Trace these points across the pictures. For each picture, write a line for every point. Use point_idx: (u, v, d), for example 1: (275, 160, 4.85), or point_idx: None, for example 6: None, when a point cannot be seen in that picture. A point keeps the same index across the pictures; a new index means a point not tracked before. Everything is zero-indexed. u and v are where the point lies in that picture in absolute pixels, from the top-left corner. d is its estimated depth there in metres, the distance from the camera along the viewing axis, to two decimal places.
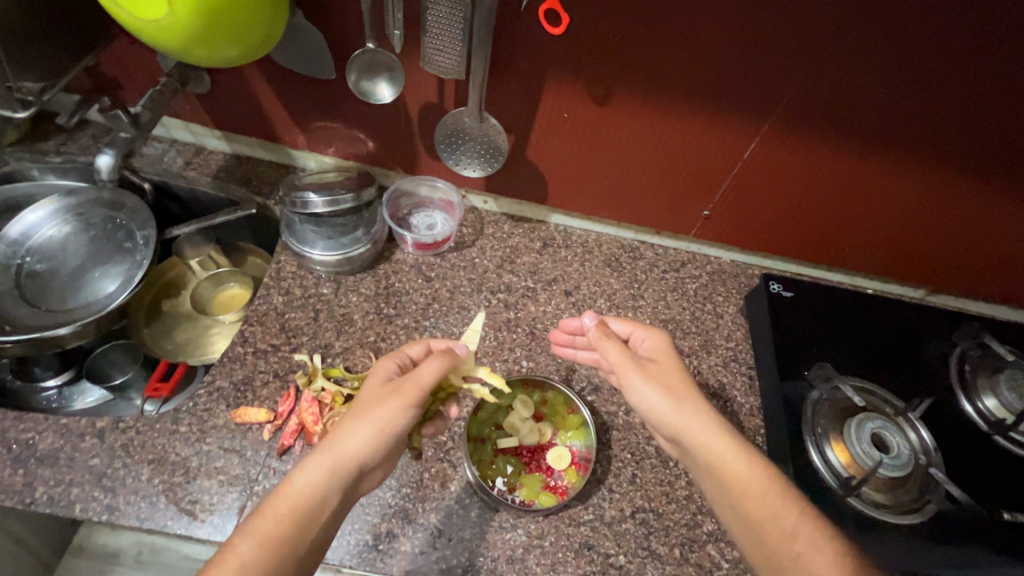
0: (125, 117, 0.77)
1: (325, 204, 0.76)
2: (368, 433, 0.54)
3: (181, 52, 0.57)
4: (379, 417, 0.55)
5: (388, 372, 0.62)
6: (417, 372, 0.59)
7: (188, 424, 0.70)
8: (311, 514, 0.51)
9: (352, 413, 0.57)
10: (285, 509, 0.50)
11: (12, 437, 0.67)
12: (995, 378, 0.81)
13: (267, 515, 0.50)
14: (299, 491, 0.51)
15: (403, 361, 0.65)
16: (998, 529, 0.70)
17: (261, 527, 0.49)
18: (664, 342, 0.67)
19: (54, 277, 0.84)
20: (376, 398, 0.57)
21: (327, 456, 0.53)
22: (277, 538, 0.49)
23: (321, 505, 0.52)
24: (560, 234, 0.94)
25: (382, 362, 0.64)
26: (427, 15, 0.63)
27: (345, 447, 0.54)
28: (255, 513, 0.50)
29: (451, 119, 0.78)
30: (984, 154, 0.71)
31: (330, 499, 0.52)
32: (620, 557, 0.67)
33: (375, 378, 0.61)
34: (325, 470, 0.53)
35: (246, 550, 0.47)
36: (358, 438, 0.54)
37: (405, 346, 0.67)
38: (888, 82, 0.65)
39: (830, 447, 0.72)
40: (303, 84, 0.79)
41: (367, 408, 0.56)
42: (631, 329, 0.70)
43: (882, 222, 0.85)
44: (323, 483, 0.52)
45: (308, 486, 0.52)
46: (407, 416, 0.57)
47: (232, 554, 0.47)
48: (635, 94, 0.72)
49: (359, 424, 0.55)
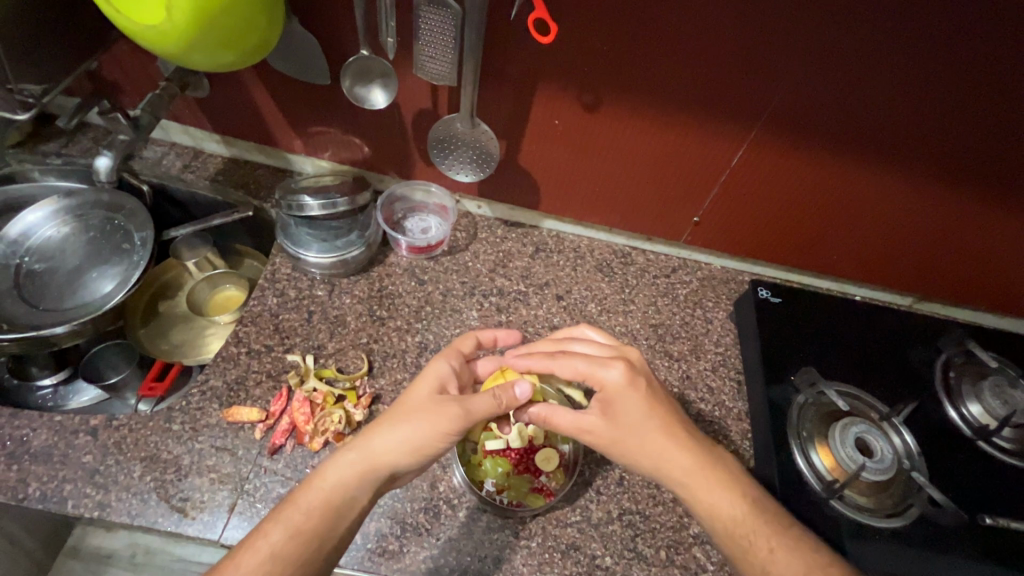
0: (124, 120, 0.78)
1: (320, 207, 0.77)
2: (403, 441, 0.56)
3: (177, 58, 0.58)
4: (417, 436, 0.57)
5: (442, 377, 0.63)
6: (469, 403, 0.59)
7: (181, 422, 0.70)
8: (342, 509, 0.54)
9: (390, 413, 0.59)
10: (318, 503, 0.53)
11: (7, 433, 0.68)
12: (980, 385, 0.81)
13: (299, 508, 0.53)
14: (333, 488, 0.54)
15: (456, 363, 0.66)
16: (979, 532, 0.71)
17: (291, 517, 0.52)
18: (625, 381, 0.61)
19: (52, 277, 0.86)
20: (422, 408, 0.58)
21: (361, 456, 0.56)
22: (308, 528, 0.52)
23: (352, 502, 0.54)
24: (552, 239, 0.96)
25: (434, 365, 0.64)
26: (419, 23, 0.65)
27: (378, 454, 0.56)
28: (287, 502, 0.54)
29: (443, 125, 0.79)
30: (968, 160, 0.72)
31: (360, 497, 0.55)
32: (606, 559, 0.68)
33: (427, 384, 0.62)
34: (356, 471, 0.55)
35: (276, 539, 0.51)
36: (393, 442, 0.56)
37: (456, 341, 0.69)
38: (873, 92, 0.66)
39: (816, 451, 0.73)
40: (299, 90, 0.80)
41: (407, 417, 0.58)
42: (585, 375, 0.63)
43: (869, 228, 0.86)
44: (354, 480, 0.55)
45: (342, 484, 0.54)
46: (446, 441, 0.58)
47: (264, 542, 0.51)
48: (624, 102, 0.73)
49: (400, 430, 0.57)
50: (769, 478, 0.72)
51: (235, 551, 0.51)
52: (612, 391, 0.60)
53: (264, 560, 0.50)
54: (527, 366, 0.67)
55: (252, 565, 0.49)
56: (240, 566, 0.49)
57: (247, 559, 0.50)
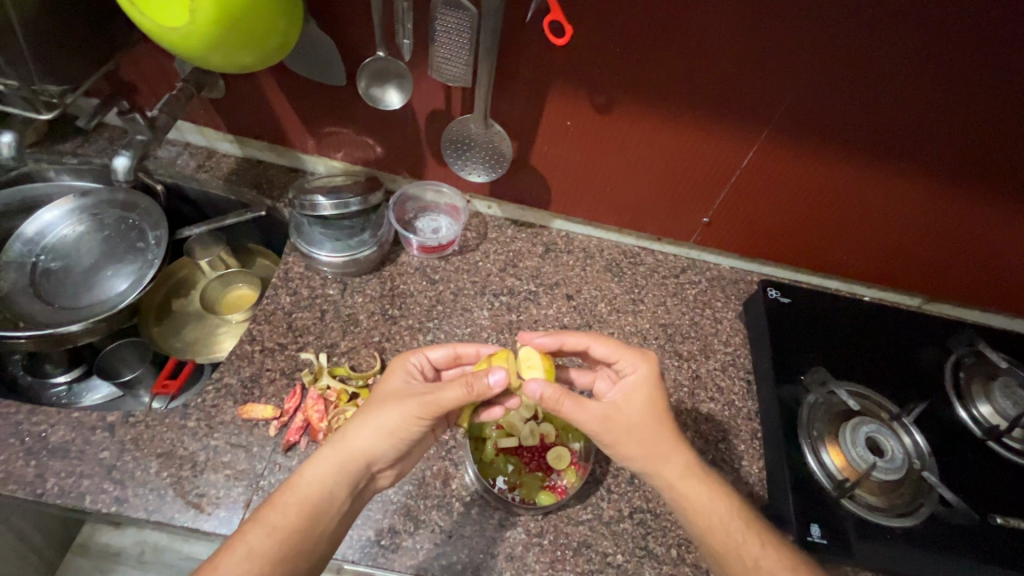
0: (142, 120, 0.78)
1: (332, 206, 0.78)
2: (376, 439, 0.57)
3: (196, 58, 0.59)
4: (388, 423, 0.58)
5: (408, 373, 0.66)
6: (438, 392, 0.58)
7: (196, 419, 0.71)
8: (322, 506, 0.55)
9: (362, 410, 0.61)
10: (295, 502, 0.54)
11: (26, 429, 0.69)
12: (990, 385, 0.82)
13: (277, 509, 0.54)
14: (311, 486, 0.55)
15: (420, 363, 0.68)
16: (990, 532, 0.71)
17: (272, 517, 0.54)
18: (653, 373, 0.65)
19: (67, 275, 0.87)
20: (388, 400, 0.60)
21: (337, 451, 0.57)
22: (284, 526, 0.53)
23: (330, 497, 0.56)
24: (562, 239, 0.96)
25: (401, 363, 0.67)
26: (436, 26, 0.65)
27: (353, 445, 0.57)
28: (267, 505, 0.55)
29: (457, 126, 0.80)
30: (976, 163, 0.73)
31: (338, 494, 0.56)
32: (618, 557, 0.68)
33: (397, 377, 0.65)
34: (333, 466, 0.56)
35: (255, 538, 0.52)
36: (367, 437, 0.58)
37: (428, 347, 0.70)
38: (883, 93, 0.67)
39: (826, 450, 0.73)
40: (314, 91, 0.81)
41: (376, 409, 0.59)
42: (618, 355, 0.67)
43: (879, 230, 0.87)
44: (332, 474, 0.56)
45: (319, 478, 0.56)
46: (419, 424, 0.59)
47: (242, 541, 0.52)
48: (635, 104, 0.74)
49: (369, 422, 0.58)
50: (781, 478, 0.73)
51: (214, 552, 0.52)
52: (635, 383, 0.64)
53: (241, 559, 0.51)
54: (560, 341, 0.70)
55: (231, 567, 0.50)
56: (218, 569, 0.50)
57: (224, 560, 0.51)
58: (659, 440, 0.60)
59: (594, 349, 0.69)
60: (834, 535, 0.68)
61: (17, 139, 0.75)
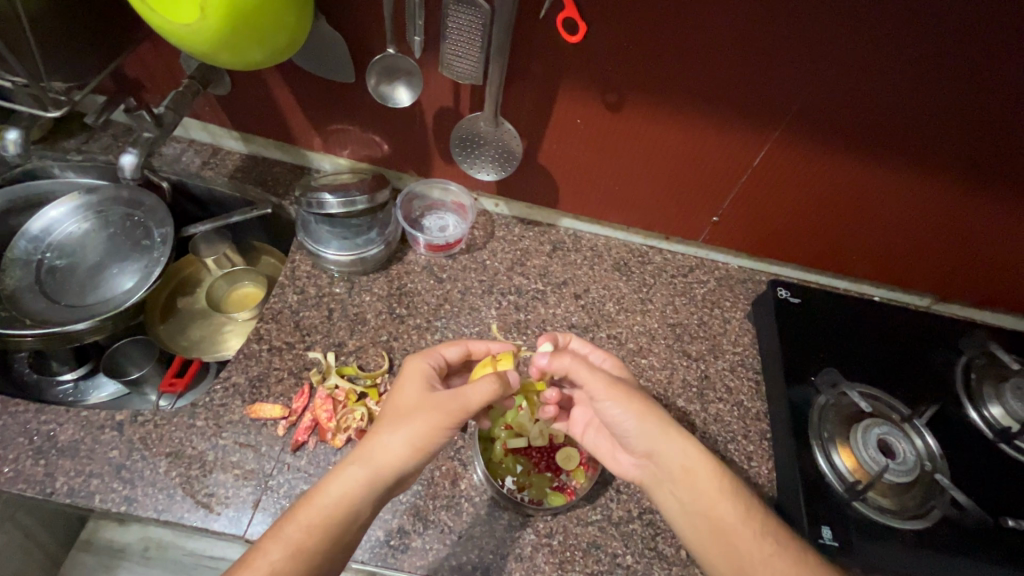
0: (149, 117, 0.77)
1: (339, 204, 0.77)
2: (410, 458, 0.57)
3: (206, 56, 0.58)
4: (417, 434, 0.57)
5: (427, 377, 0.64)
6: (467, 397, 0.59)
7: (204, 418, 0.71)
8: (346, 523, 0.54)
9: (386, 420, 0.59)
10: (317, 519, 0.53)
11: (34, 428, 0.68)
12: (1001, 387, 0.81)
13: (296, 523, 0.52)
14: (335, 502, 0.54)
15: (438, 362, 0.67)
16: (1001, 534, 0.71)
17: (291, 534, 0.52)
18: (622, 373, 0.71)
19: (74, 273, 0.86)
20: (413, 409, 0.59)
21: (365, 466, 0.55)
22: (307, 545, 0.52)
23: (356, 514, 0.54)
24: (569, 238, 0.96)
25: (417, 364, 0.66)
26: (448, 24, 0.65)
27: (383, 460, 0.56)
28: (285, 518, 0.53)
29: (466, 124, 0.79)
30: (988, 162, 0.72)
31: (366, 506, 0.55)
32: (627, 557, 0.68)
33: (416, 381, 0.63)
34: (361, 482, 0.55)
35: (276, 558, 0.50)
36: (394, 448, 0.56)
37: (441, 346, 0.69)
38: (903, 93, 0.66)
39: (837, 452, 0.73)
40: (321, 89, 0.80)
41: (406, 418, 0.58)
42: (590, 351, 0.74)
43: (889, 229, 0.86)
44: (358, 493, 0.54)
45: (345, 494, 0.54)
46: (447, 434, 0.58)
47: (263, 560, 0.50)
48: (646, 102, 0.73)
49: (396, 433, 0.57)
50: (791, 480, 0.72)
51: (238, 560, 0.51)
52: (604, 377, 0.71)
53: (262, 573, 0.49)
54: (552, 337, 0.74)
55: None
56: None
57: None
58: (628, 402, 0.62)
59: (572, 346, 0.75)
60: (844, 538, 0.67)
61: (23, 136, 0.75)
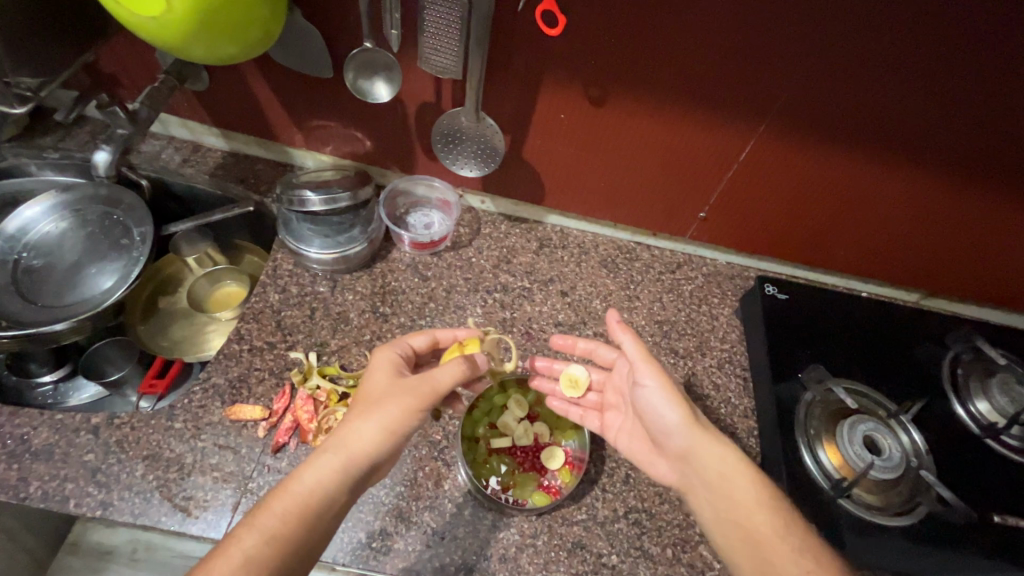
0: (123, 114, 0.74)
1: (321, 202, 0.75)
2: (385, 443, 0.56)
3: (177, 50, 0.57)
4: (388, 418, 0.56)
5: (394, 363, 0.63)
6: (433, 376, 0.60)
7: (183, 420, 0.70)
8: (320, 512, 0.52)
9: (357, 408, 0.58)
10: (293, 510, 0.51)
11: (7, 431, 0.67)
12: (988, 382, 0.81)
13: (274, 514, 0.50)
14: (310, 490, 0.52)
15: (406, 351, 0.66)
16: (986, 531, 0.71)
17: (266, 523, 0.50)
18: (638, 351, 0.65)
19: (51, 272, 0.84)
20: (381, 396, 0.58)
21: (338, 453, 0.54)
22: (284, 533, 0.50)
23: (331, 501, 0.53)
24: (556, 235, 0.95)
25: (384, 352, 0.65)
26: (426, 17, 0.64)
27: (355, 446, 0.55)
28: (259, 507, 0.51)
29: (448, 119, 0.78)
30: (973, 155, 0.72)
31: (341, 494, 0.54)
32: (613, 557, 0.68)
33: (384, 369, 0.62)
34: (334, 468, 0.54)
35: (250, 545, 0.48)
36: (367, 434, 0.56)
37: (407, 336, 0.68)
38: (887, 86, 0.65)
39: (823, 449, 0.73)
40: (301, 84, 0.79)
41: (376, 405, 0.57)
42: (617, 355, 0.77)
43: (876, 223, 0.85)
44: (333, 481, 0.53)
45: (320, 484, 0.53)
46: (419, 417, 0.58)
47: (236, 548, 0.48)
48: (630, 95, 0.72)
49: (368, 419, 0.56)
50: (777, 477, 0.72)
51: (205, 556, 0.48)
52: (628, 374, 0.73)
53: (235, 562, 0.47)
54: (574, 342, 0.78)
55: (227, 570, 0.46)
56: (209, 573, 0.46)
57: (219, 566, 0.46)
58: (668, 386, 0.63)
59: (598, 352, 0.78)
60: (828, 535, 0.67)
61: None
